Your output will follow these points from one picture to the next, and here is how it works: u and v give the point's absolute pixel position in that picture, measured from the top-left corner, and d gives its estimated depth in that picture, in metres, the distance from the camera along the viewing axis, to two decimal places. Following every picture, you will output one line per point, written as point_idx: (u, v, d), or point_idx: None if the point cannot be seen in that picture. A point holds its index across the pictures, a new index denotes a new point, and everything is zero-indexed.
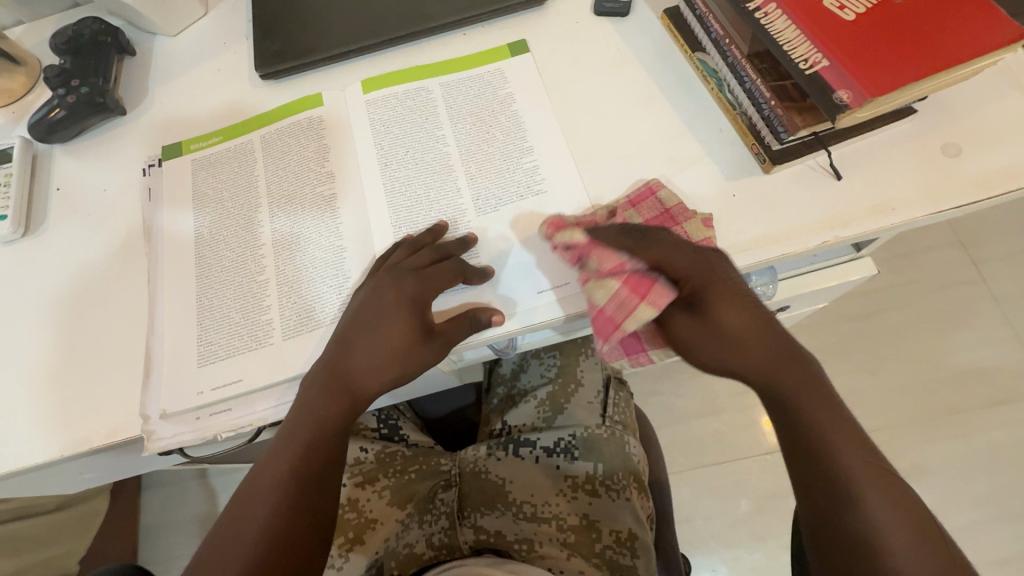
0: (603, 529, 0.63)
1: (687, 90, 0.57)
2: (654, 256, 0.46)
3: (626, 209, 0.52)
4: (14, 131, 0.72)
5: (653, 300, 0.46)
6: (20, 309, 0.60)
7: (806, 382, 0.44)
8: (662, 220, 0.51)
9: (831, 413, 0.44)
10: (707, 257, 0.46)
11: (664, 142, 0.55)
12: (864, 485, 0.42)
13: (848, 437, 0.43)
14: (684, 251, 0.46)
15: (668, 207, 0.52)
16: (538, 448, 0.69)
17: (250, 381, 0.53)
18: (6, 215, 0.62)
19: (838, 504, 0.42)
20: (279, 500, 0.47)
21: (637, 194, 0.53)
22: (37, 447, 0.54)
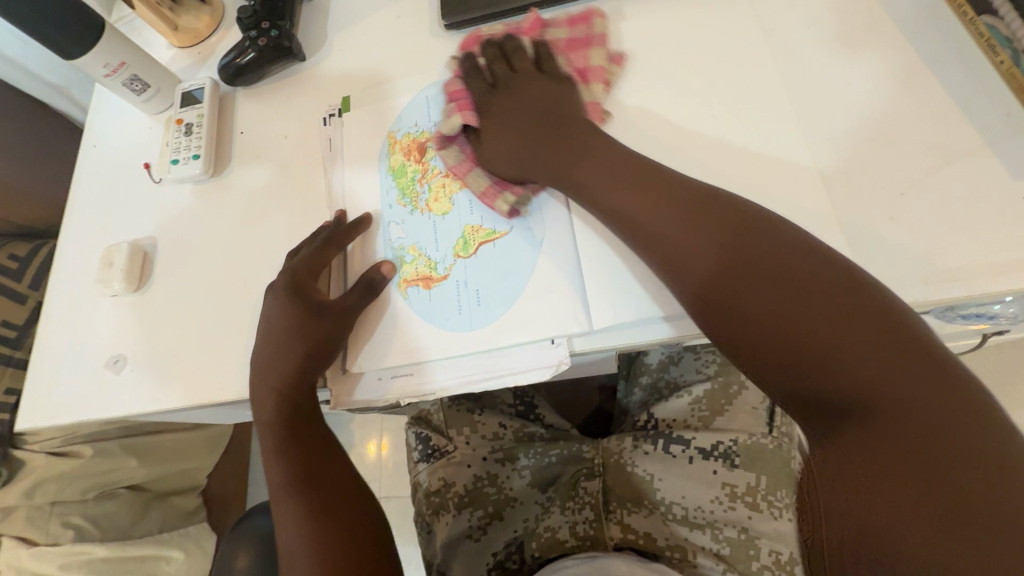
0: (761, 547, 0.58)
1: (963, 64, 0.47)
2: (477, 93, 0.56)
3: (556, 25, 0.57)
4: (198, 72, 0.74)
5: (464, 117, 0.55)
6: (208, 249, 0.63)
7: (738, 256, 0.39)
8: (580, 42, 0.56)
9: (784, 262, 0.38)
10: (513, 70, 0.55)
11: (928, 124, 0.46)
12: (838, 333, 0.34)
13: (750, 268, 0.38)
14: (535, 89, 0.54)
15: (593, 33, 0.56)
16: (692, 448, 0.63)
17: (431, 350, 0.52)
18: (200, 154, 0.64)
19: (811, 372, 0.34)
20: (302, 506, 0.54)
21: (578, 15, 0.57)
22: (234, 384, 0.57)
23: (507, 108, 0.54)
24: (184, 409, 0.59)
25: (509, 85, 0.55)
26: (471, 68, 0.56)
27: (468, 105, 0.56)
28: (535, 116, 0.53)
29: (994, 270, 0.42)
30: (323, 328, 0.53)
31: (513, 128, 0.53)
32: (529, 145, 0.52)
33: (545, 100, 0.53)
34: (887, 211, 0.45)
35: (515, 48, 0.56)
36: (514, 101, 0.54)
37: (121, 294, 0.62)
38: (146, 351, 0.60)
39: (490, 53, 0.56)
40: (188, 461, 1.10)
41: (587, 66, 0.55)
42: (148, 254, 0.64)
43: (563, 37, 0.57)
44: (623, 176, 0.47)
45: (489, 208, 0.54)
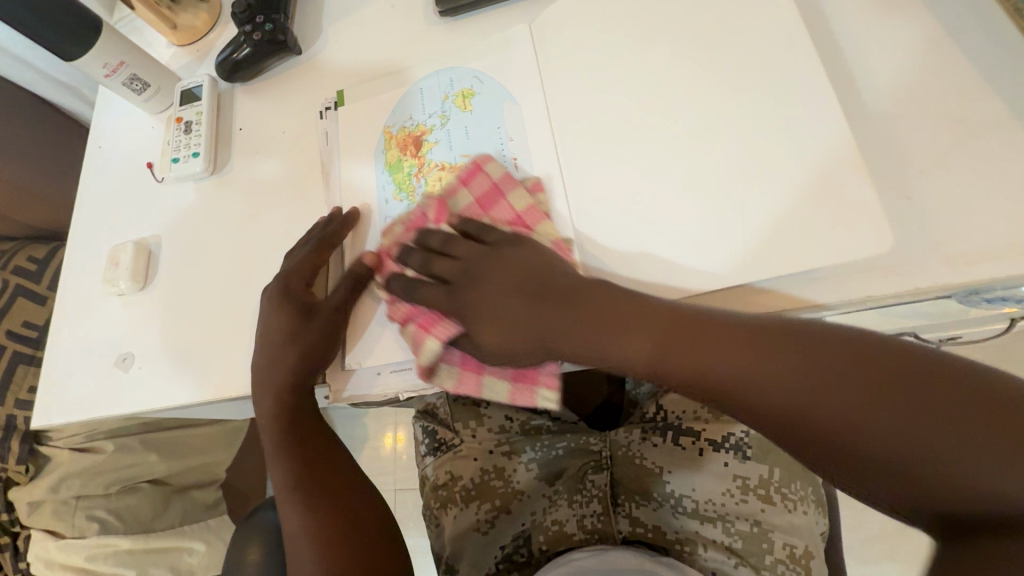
0: (775, 541, 0.56)
1: (986, 30, 0.44)
2: (435, 297, 0.48)
3: (454, 192, 0.53)
4: (198, 69, 0.74)
5: (437, 335, 0.48)
6: (210, 247, 0.63)
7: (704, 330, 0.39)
8: (492, 194, 0.52)
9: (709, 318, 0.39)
10: (467, 267, 0.48)
11: (947, 97, 0.43)
12: (783, 372, 0.35)
13: (734, 355, 0.37)
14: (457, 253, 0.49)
15: (495, 179, 0.52)
16: (702, 440, 0.62)
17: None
18: (199, 152, 0.64)
19: (834, 435, 0.32)
20: (308, 503, 0.54)
21: (466, 171, 0.53)
22: (239, 380, 0.58)
23: (472, 301, 0.47)
24: (191, 406, 0.59)
25: (459, 281, 0.48)
26: (404, 286, 0.50)
27: (423, 219, 0.53)
28: (507, 280, 0.46)
29: (1020, 250, 0.39)
30: (316, 333, 0.53)
31: (495, 295, 0.46)
32: (519, 331, 0.45)
33: (496, 273, 0.47)
34: (903, 190, 0.42)
35: (434, 240, 0.50)
36: (467, 270, 0.48)
37: (128, 293, 0.63)
38: (154, 349, 0.61)
39: (419, 257, 0.50)
40: (209, 455, 1.12)
41: (517, 212, 0.51)
42: (153, 253, 0.64)
43: (470, 202, 0.52)
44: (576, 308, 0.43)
45: (467, 393, 0.49)
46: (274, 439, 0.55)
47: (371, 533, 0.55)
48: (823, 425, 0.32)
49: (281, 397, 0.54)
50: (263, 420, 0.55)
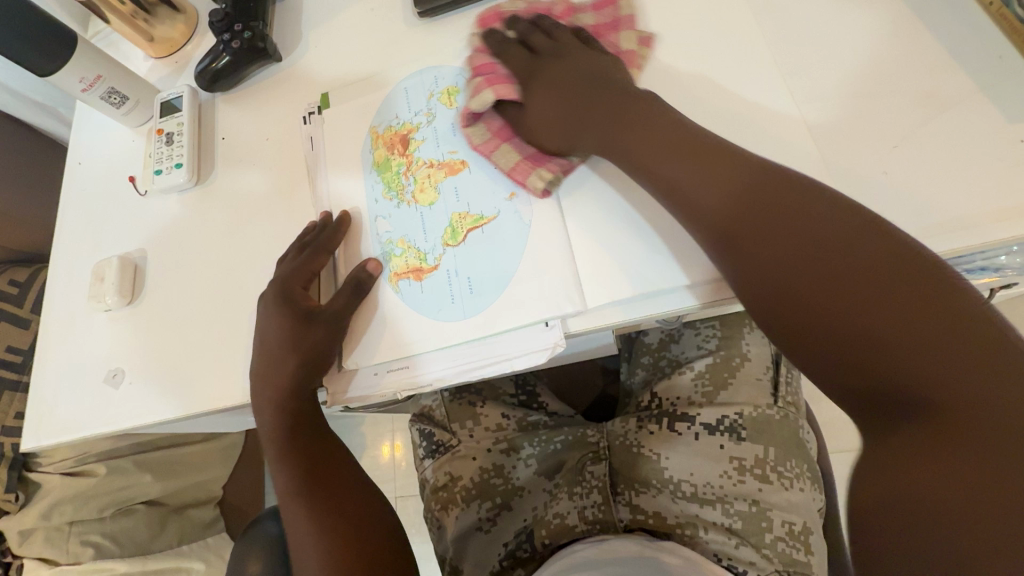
0: (773, 520, 0.57)
1: (949, 8, 0.46)
2: (515, 59, 0.54)
3: (584, 9, 0.55)
4: (176, 81, 0.73)
5: (496, 92, 0.53)
6: (198, 257, 0.62)
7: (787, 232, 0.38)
8: (608, 27, 0.54)
9: (799, 235, 0.38)
10: (573, 48, 0.53)
11: (917, 75, 0.45)
12: (832, 282, 0.36)
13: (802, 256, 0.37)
14: (585, 68, 0.51)
15: (620, 15, 0.54)
16: (697, 424, 0.62)
17: (422, 344, 0.52)
18: (182, 163, 0.63)
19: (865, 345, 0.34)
20: (309, 507, 0.54)
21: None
22: (234, 389, 0.57)
23: (556, 74, 0.52)
24: (185, 418, 0.59)
25: (552, 53, 0.53)
26: (499, 40, 0.56)
27: (496, 80, 0.54)
28: (664, 141, 0.45)
29: (994, 218, 0.41)
30: (317, 336, 0.53)
31: (565, 104, 0.51)
32: (578, 115, 0.50)
33: (590, 69, 0.51)
34: (880, 166, 0.44)
35: (550, 22, 0.55)
36: (573, 68, 0.52)
37: (115, 308, 0.62)
38: (144, 364, 0.60)
39: (522, 28, 0.55)
40: (203, 472, 1.10)
41: (620, 50, 0.53)
42: (139, 267, 0.64)
43: (590, 22, 0.55)
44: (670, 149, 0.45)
45: (518, 181, 0.52)
46: (275, 445, 0.55)
47: (378, 534, 0.55)
48: (854, 331, 0.34)
49: (281, 402, 0.54)
50: (263, 427, 0.55)
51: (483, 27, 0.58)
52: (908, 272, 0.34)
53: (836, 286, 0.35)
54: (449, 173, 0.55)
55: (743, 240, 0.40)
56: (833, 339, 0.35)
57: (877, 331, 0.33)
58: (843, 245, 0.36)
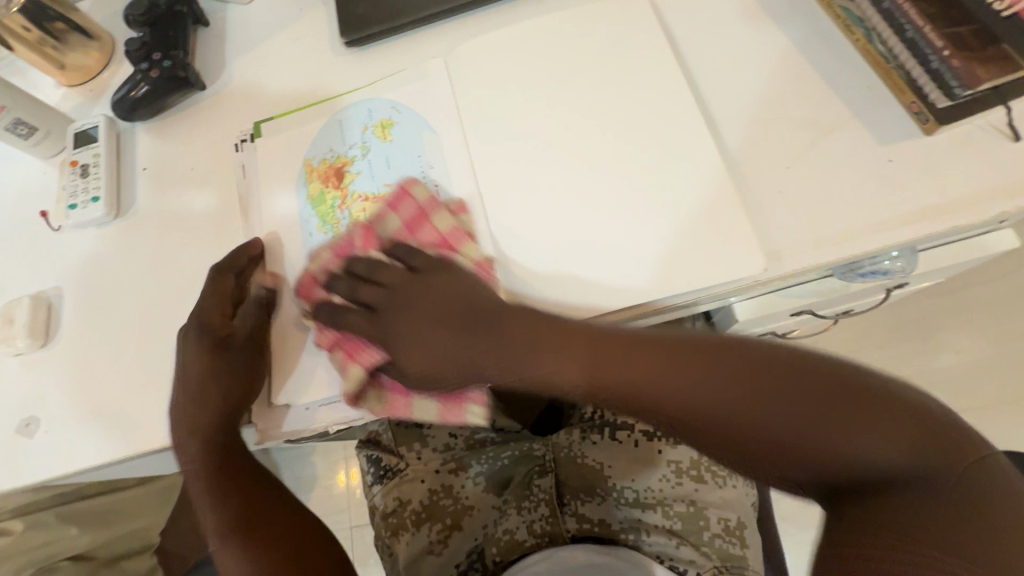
0: (710, 517, 0.61)
1: (826, 43, 0.51)
2: (395, 273, 0.51)
3: (384, 217, 0.54)
4: (92, 109, 0.70)
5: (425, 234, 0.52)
6: (119, 294, 0.60)
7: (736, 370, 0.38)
8: (417, 220, 0.53)
9: (676, 353, 0.41)
10: (399, 292, 0.51)
11: (803, 103, 0.50)
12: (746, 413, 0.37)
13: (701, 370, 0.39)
14: (457, 291, 0.50)
15: (634, 116, 0.52)
16: (636, 432, 0.66)
17: None
18: (99, 196, 0.61)
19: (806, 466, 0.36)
20: (240, 544, 0.52)
21: (394, 195, 0.54)
22: (161, 430, 0.55)
23: (424, 307, 0.50)
24: (109, 465, 0.56)
25: (427, 275, 0.51)
26: (370, 264, 0.52)
27: (450, 243, 0.52)
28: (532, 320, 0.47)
29: (873, 229, 0.45)
30: (241, 366, 0.53)
31: (439, 337, 0.49)
32: (450, 360, 0.48)
33: (453, 292, 0.50)
34: (776, 186, 0.48)
35: (362, 264, 0.52)
36: (431, 285, 0.50)
37: (27, 351, 0.59)
38: (60, 409, 0.57)
39: (350, 284, 0.51)
40: (138, 519, 1.05)
41: (442, 235, 0.52)
42: (53, 306, 0.60)
43: (399, 225, 0.53)
44: (592, 346, 0.44)
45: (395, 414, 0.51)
46: (205, 483, 0.54)
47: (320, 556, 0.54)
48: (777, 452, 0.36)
49: (212, 436, 0.54)
50: (190, 465, 0.54)
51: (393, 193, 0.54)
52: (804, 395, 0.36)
53: (705, 386, 0.38)
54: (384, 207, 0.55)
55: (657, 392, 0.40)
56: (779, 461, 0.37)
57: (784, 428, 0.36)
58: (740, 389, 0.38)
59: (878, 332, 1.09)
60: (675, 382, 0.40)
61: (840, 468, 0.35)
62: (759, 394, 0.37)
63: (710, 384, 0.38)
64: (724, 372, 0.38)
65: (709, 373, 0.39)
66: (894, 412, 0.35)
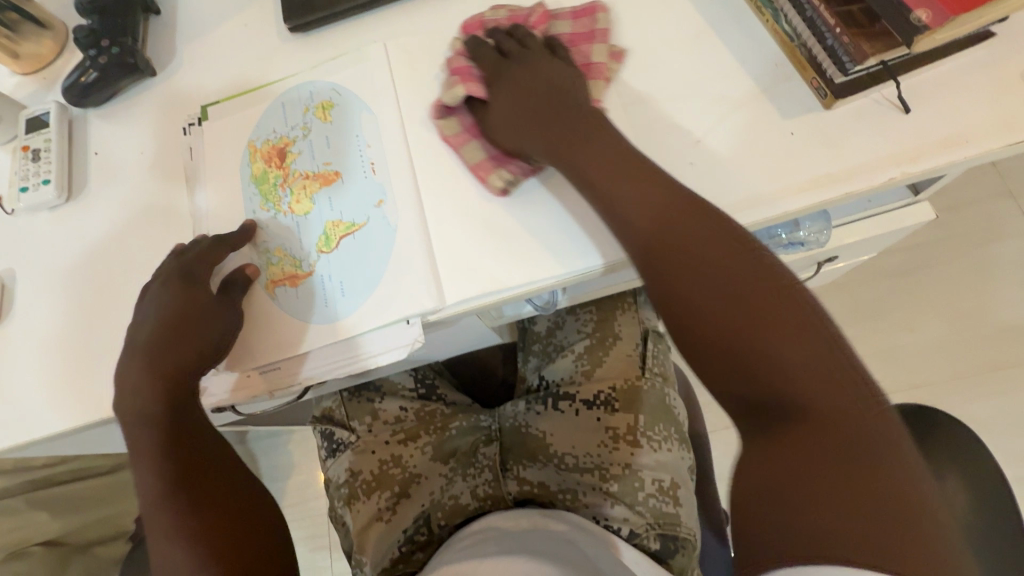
0: (645, 479, 0.63)
1: (740, 23, 0.54)
2: (516, 78, 0.53)
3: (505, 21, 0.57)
4: (46, 97, 0.72)
5: (470, 88, 0.54)
6: (71, 273, 0.61)
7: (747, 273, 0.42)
8: (585, 37, 0.55)
9: (765, 283, 0.41)
10: (551, 47, 0.54)
11: (717, 80, 0.53)
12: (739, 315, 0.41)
13: (721, 278, 0.42)
14: (570, 97, 0.51)
15: None
16: (577, 401, 0.68)
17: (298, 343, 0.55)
18: (50, 179, 0.63)
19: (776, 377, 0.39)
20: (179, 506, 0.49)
21: (471, 23, 0.58)
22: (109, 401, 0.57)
23: (521, 78, 0.53)
24: (61, 437, 0.58)
25: (516, 58, 0.54)
26: (481, 52, 0.55)
27: (471, 79, 0.55)
28: (601, 158, 0.48)
29: (775, 197, 0.48)
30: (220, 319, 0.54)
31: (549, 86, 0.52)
32: (536, 122, 0.51)
33: (551, 73, 0.52)
34: (689, 158, 0.51)
35: (525, 30, 0.55)
36: (514, 85, 0.53)
37: None
38: (14, 385, 0.58)
39: (501, 36, 0.55)
40: (113, 506, 1.06)
41: (591, 62, 0.54)
42: (7, 287, 0.62)
43: (460, 65, 0.55)
44: (658, 203, 0.46)
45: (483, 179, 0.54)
46: (153, 434, 0.51)
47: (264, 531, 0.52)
48: (762, 357, 0.39)
49: (172, 384, 0.52)
50: (144, 413, 0.51)
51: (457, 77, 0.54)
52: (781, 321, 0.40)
53: (759, 321, 0.40)
54: (324, 185, 0.58)
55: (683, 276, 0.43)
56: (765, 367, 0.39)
57: (810, 383, 0.38)
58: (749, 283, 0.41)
59: (835, 312, 1.12)
60: (706, 273, 0.42)
61: (810, 416, 0.38)
62: (803, 348, 0.39)
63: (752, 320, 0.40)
64: (791, 319, 0.40)
65: (768, 299, 0.41)
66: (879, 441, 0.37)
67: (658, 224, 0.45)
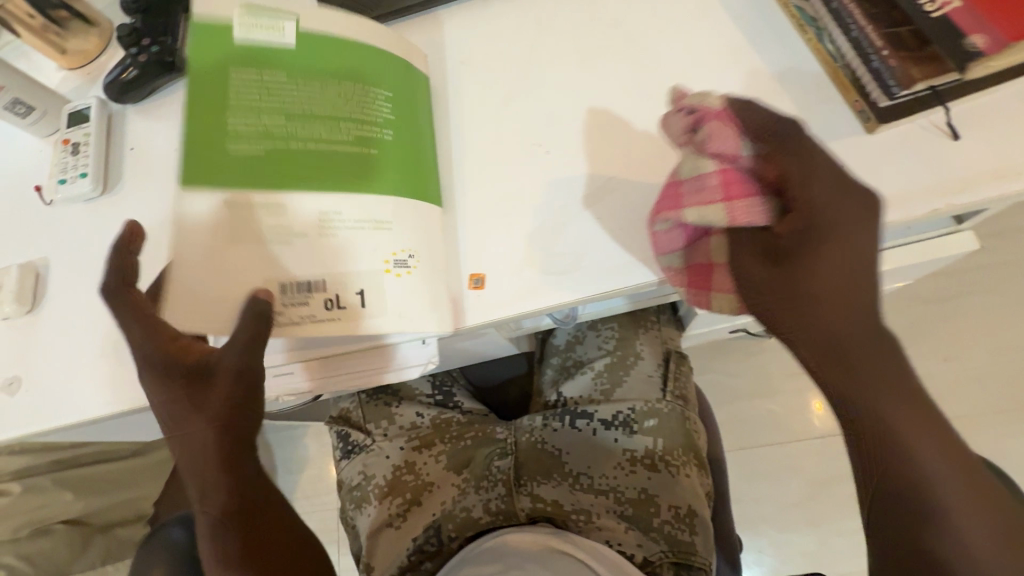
0: (661, 504, 0.63)
1: (781, 42, 0.52)
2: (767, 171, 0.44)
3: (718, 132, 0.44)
4: (88, 92, 0.74)
5: (742, 211, 0.44)
6: (103, 266, 0.63)
7: (896, 378, 0.44)
8: (739, 184, 0.44)
9: (876, 340, 0.44)
10: (786, 184, 0.43)
11: (754, 100, 0.51)
12: (909, 424, 0.43)
13: (897, 389, 0.43)
14: (844, 202, 0.44)
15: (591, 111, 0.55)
16: (595, 421, 0.68)
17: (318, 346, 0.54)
18: (88, 172, 0.64)
19: (924, 503, 0.42)
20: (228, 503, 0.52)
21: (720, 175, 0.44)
22: (132, 391, 0.58)
23: (823, 249, 0.44)
24: (86, 425, 0.59)
25: (786, 183, 0.44)
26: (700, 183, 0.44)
27: (737, 189, 0.44)
28: (845, 265, 0.44)
29: None
30: (204, 385, 0.49)
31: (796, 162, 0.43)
32: (821, 293, 0.44)
33: (847, 253, 0.44)
34: None
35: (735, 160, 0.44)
36: (839, 179, 0.44)
37: (14, 317, 0.62)
38: (44, 371, 0.60)
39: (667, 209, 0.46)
40: (132, 489, 1.09)
41: (738, 201, 0.44)
42: (41, 275, 0.64)
43: (717, 176, 0.44)
44: (845, 298, 0.44)
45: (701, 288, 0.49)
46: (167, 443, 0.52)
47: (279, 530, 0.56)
48: (914, 482, 0.43)
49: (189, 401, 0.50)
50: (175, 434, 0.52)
51: (684, 240, 0.48)
52: (936, 425, 0.43)
53: (882, 382, 0.44)
54: None
55: (858, 378, 0.44)
56: (926, 491, 0.42)
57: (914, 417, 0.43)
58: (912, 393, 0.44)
59: None
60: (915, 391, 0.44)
61: (903, 465, 0.43)
62: (902, 390, 0.43)
63: (896, 367, 0.44)
64: (895, 374, 0.44)
65: (911, 410, 0.43)
66: (951, 451, 0.43)
67: (843, 315, 0.44)
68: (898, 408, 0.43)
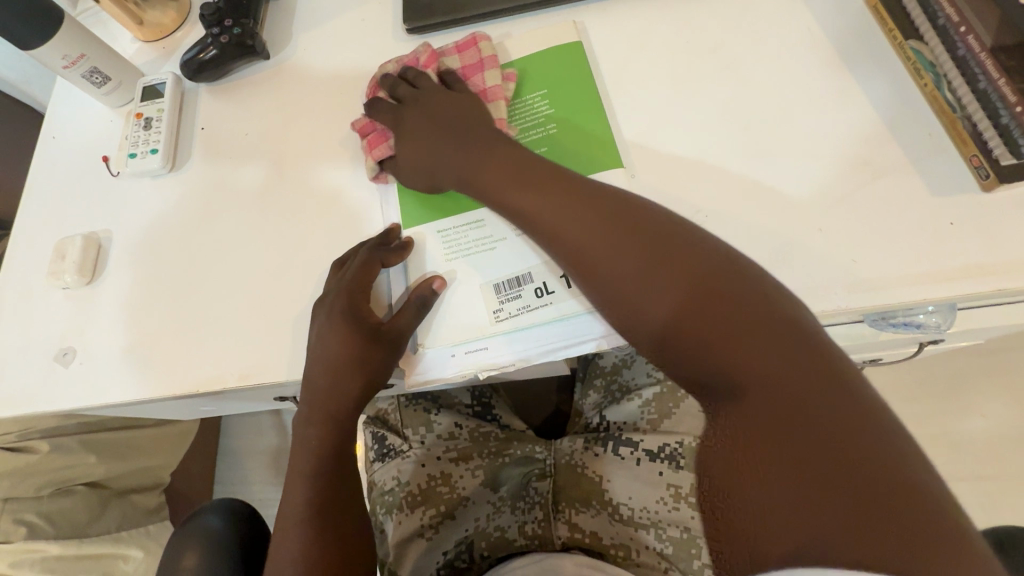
0: (703, 546, 0.59)
1: (893, 84, 0.50)
2: None
3: None
4: (161, 66, 0.74)
5: None
6: (164, 245, 0.63)
7: (761, 345, 0.35)
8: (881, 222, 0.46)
9: (781, 349, 0.35)
10: None
11: (857, 142, 0.49)
12: (800, 379, 0.33)
13: (757, 342, 0.35)
14: (635, 244, 0.42)
15: (681, 136, 0.53)
16: (640, 450, 0.65)
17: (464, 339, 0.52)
18: (158, 149, 0.64)
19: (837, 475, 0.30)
20: (314, 486, 0.52)
21: (465, 41, 0.58)
22: (184, 376, 0.57)
23: (419, 124, 0.54)
24: (134, 404, 0.59)
25: (418, 99, 0.55)
26: (378, 98, 0.56)
27: None
28: (440, 122, 0.53)
29: (913, 281, 0.44)
30: (377, 353, 0.51)
31: (428, 136, 0.53)
32: (683, 308, 0.38)
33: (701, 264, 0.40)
34: (818, 223, 0.47)
35: None
36: None
37: (74, 287, 0.62)
38: (98, 345, 0.60)
39: (393, 80, 0.57)
40: (152, 458, 1.07)
41: None
42: (102, 247, 0.64)
43: None
44: (655, 254, 0.41)
45: None
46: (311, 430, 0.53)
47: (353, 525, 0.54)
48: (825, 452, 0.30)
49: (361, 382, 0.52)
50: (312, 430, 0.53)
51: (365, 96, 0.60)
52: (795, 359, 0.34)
53: (697, 314, 0.37)
54: None
55: (681, 304, 0.38)
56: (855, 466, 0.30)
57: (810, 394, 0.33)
58: (743, 362, 0.35)
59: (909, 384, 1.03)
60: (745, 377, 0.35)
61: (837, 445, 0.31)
62: (768, 352, 0.35)
63: (737, 339, 0.36)
64: (742, 316, 0.37)
65: (774, 366, 0.34)
66: (872, 424, 0.31)
67: (619, 245, 0.42)
68: (784, 368, 0.34)
